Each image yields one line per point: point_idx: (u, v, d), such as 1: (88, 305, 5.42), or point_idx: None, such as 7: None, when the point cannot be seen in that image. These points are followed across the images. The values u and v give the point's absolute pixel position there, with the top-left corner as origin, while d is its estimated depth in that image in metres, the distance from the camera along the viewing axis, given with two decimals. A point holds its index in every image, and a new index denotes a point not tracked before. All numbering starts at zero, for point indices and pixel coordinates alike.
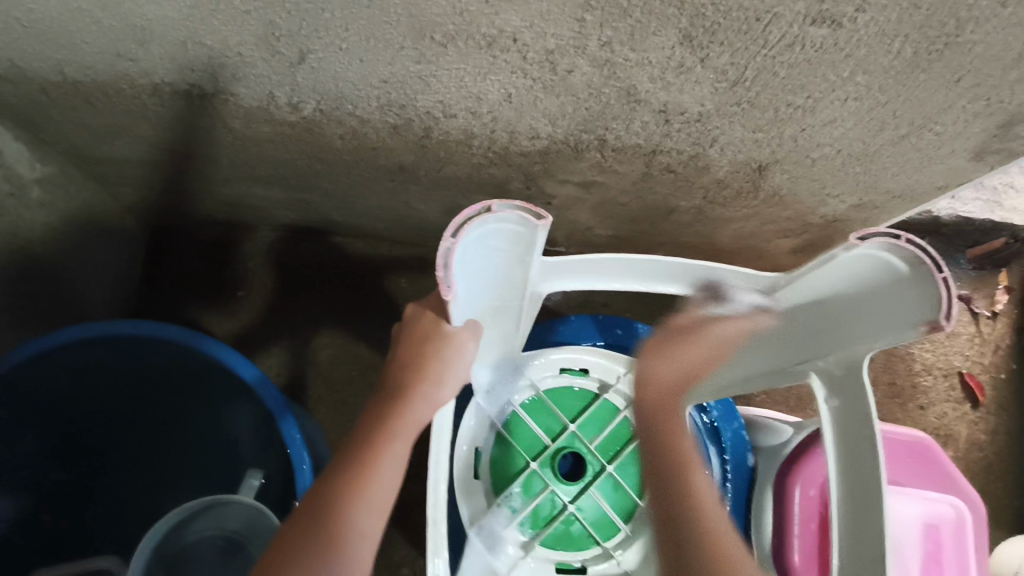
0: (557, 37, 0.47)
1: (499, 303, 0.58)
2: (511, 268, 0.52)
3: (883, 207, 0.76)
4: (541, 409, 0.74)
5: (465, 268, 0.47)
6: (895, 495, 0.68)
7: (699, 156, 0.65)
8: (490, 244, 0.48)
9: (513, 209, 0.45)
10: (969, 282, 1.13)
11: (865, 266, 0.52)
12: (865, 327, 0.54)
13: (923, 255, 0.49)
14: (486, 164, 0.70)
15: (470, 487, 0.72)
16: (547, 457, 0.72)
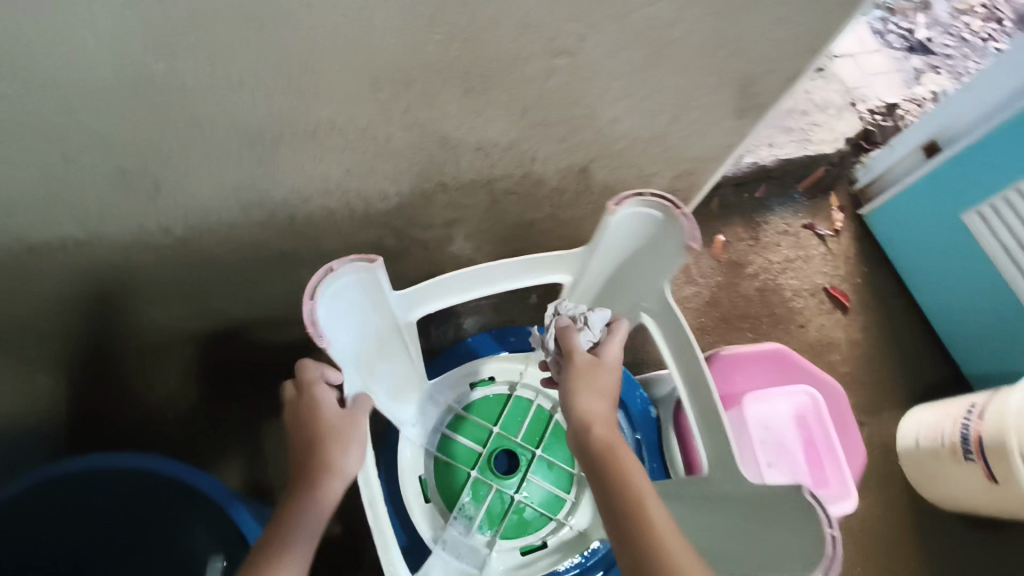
0: (365, 115, 0.57)
1: (378, 342, 0.67)
2: (370, 310, 0.62)
3: (697, 172, 0.89)
4: (465, 423, 0.79)
5: (327, 323, 0.57)
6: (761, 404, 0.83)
7: (528, 174, 0.76)
8: (342, 296, 0.58)
9: (345, 264, 0.56)
10: (808, 211, 1.31)
11: (630, 224, 0.64)
12: (658, 263, 0.66)
13: (663, 200, 0.62)
14: (356, 230, 0.79)
15: (425, 511, 0.75)
16: (483, 461, 0.77)
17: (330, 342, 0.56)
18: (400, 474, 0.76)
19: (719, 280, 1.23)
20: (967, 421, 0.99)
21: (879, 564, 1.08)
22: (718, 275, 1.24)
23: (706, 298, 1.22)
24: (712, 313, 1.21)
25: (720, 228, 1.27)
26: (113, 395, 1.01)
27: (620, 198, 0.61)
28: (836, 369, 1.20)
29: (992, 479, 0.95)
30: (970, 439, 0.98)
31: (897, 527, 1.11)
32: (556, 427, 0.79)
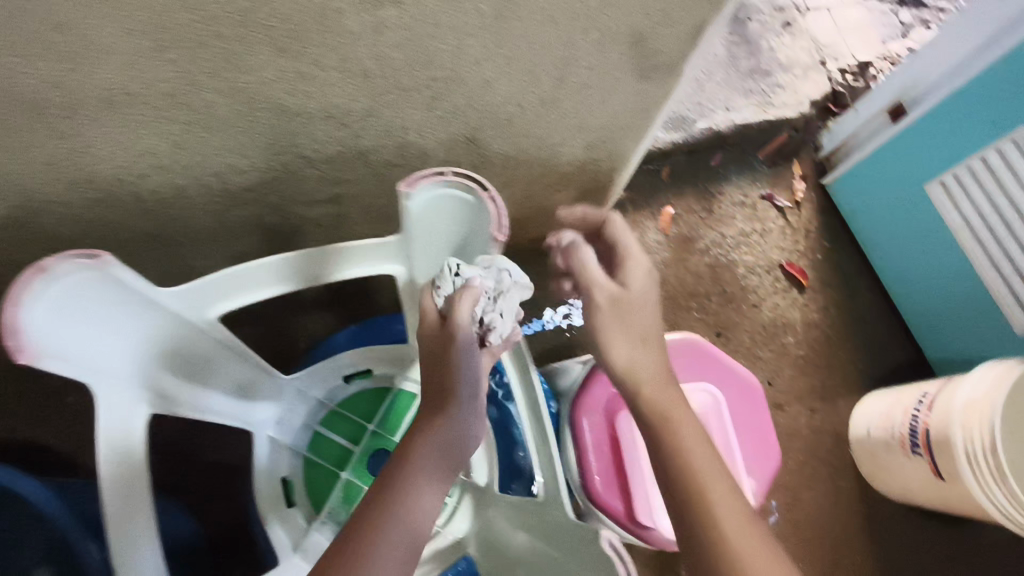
0: (167, 81, 0.49)
1: (172, 355, 0.56)
2: (130, 316, 0.50)
3: (612, 140, 0.80)
4: (341, 419, 0.74)
5: (66, 351, 0.46)
6: None
7: (406, 146, 0.69)
8: (77, 306, 0.45)
9: (68, 261, 0.43)
10: (768, 181, 1.21)
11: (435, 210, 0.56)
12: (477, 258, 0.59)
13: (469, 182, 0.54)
14: (223, 207, 0.72)
15: (282, 512, 0.69)
16: (357, 461, 0.72)
17: (51, 358, 0.44)
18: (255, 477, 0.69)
19: (667, 256, 1.14)
20: (917, 413, 0.92)
21: (823, 557, 1.02)
22: (667, 250, 1.15)
23: None
24: (657, 291, 1.13)
25: (670, 200, 1.18)
26: (9, 375, 0.92)
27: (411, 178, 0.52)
28: (789, 352, 1.13)
29: (939, 476, 0.88)
30: (917, 433, 0.91)
31: (844, 519, 1.05)
32: None
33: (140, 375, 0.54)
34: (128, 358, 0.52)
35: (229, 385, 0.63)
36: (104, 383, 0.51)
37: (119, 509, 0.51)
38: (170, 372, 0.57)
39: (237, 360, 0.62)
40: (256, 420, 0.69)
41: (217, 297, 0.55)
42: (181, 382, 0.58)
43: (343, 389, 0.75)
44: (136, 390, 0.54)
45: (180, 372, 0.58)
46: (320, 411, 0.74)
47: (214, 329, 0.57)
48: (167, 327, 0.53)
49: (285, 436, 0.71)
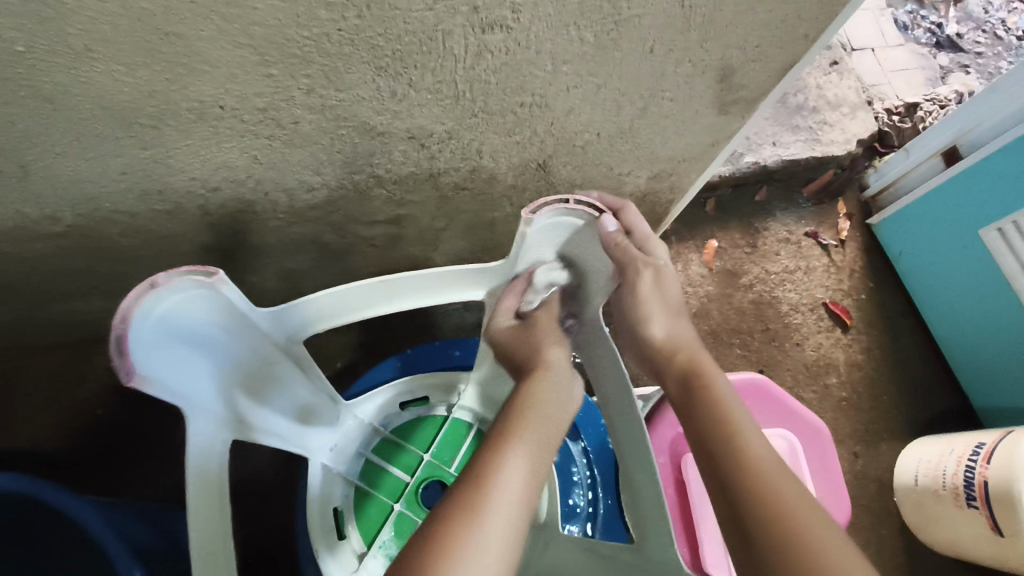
0: (261, 95, 0.48)
1: (250, 379, 0.56)
2: (222, 335, 0.50)
3: (677, 172, 0.79)
4: (394, 448, 0.75)
5: (163, 371, 0.45)
6: None
7: (477, 169, 0.67)
8: (180, 321, 0.46)
9: (182, 276, 0.44)
10: (812, 218, 1.20)
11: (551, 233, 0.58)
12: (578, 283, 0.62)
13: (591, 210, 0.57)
14: (284, 223, 0.71)
15: (333, 546, 0.69)
16: (410, 494, 0.72)
17: (155, 373, 0.44)
18: (308, 504, 0.70)
19: (710, 289, 1.13)
20: (973, 464, 0.89)
21: None
22: (709, 283, 1.14)
23: (693, 309, 1.12)
24: (699, 325, 1.11)
25: (714, 233, 1.17)
26: (64, 391, 0.94)
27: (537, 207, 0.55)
28: (831, 393, 1.10)
29: (997, 531, 0.85)
30: (974, 485, 0.88)
31: (886, 569, 1.02)
32: None
33: (222, 397, 0.53)
34: (212, 381, 0.51)
35: (293, 406, 0.64)
36: (197, 408, 0.50)
37: (200, 539, 0.48)
38: (246, 393, 0.56)
39: (305, 381, 0.63)
40: (310, 447, 0.69)
41: (300, 320, 0.55)
42: (254, 405, 0.58)
43: (398, 416, 0.76)
44: (218, 414, 0.53)
45: (253, 394, 0.57)
46: (374, 439, 0.75)
47: (292, 348, 0.58)
48: (250, 348, 0.54)
49: (339, 465, 0.72)
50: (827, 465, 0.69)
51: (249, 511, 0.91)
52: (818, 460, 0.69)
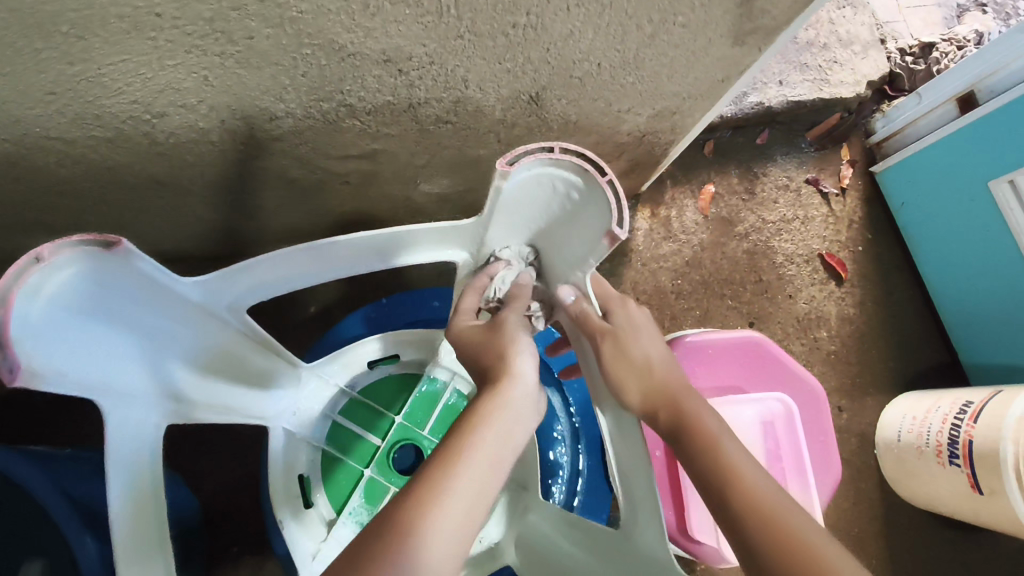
0: (204, 2, 0.41)
1: (181, 353, 0.51)
2: (137, 311, 0.45)
3: (681, 111, 0.73)
4: (359, 409, 0.73)
5: (67, 359, 0.41)
6: (730, 405, 0.64)
7: (462, 100, 0.60)
8: (77, 300, 0.40)
9: (74, 249, 0.38)
10: (814, 164, 1.14)
11: (536, 185, 0.49)
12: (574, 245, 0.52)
13: (583, 161, 0.46)
14: (246, 155, 0.63)
15: (301, 515, 0.67)
16: (382, 458, 0.71)
17: (48, 364, 0.39)
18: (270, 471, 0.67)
19: (704, 238, 1.09)
20: (959, 422, 0.88)
21: None
22: (704, 231, 1.09)
23: (685, 259, 1.07)
24: (691, 275, 1.07)
25: (711, 178, 1.11)
26: None
27: (514, 155, 0.46)
28: (821, 347, 1.08)
29: (978, 490, 0.85)
30: (958, 443, 0.87)
31: (862, 520, 1.03)
32: None
33: (150, 375, 0.49)
34: (129, 363, 0.47)
35: (242, 375, 0.59)
36: (112, 392, 0.46)
37: (127, 529, 0.46)
38: (180, 368, 0.52)
39: (254, 350, 0.58)
40: (269, 415, 0.65)
41: (235, 287, 0.50)
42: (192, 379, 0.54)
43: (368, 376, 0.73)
44: (146, 394, 0.49)
45: (190, 367, 0.53)
46: (342, 401, 0.72)
47: (236, 319, 0.53)
48: (179, 321, 0.49)
49: (306, 431, 0.69)
50: (820, 422, 0.67)
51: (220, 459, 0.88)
52: (812, 418, 0.67)
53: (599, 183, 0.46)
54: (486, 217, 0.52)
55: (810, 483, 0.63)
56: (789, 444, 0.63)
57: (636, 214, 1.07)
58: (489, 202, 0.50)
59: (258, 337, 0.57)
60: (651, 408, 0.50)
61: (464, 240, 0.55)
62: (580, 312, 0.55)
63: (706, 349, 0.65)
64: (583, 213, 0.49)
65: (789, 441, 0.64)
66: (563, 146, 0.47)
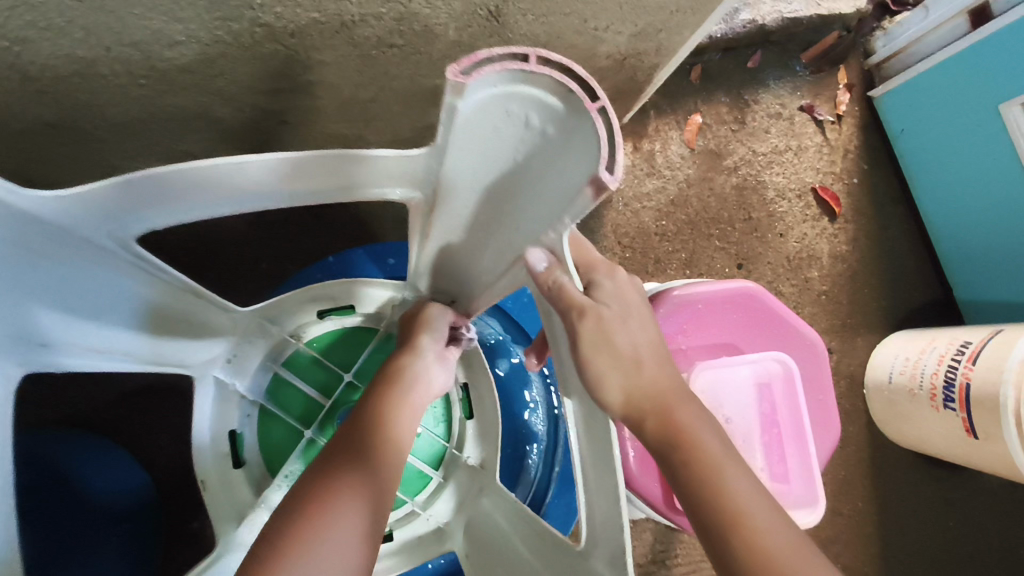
0: None
1: (55, 280, 0.39)
2: None
3: (668, 29, 0.63)
4: (308, 362, 0.59)
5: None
6: (720, 367, 0.58)
7: (406, 18, 0.50)
8: None
9: None
10: (809, 90, 1.05)
11: (500, 110, 0.35)
12: (540, 199, 0.39)
13: (567, 77, 0.33)
14: (152, 92, 0.53)
15: (229, 489, 0.54)
16: (324, 417, 0.58)
17: None
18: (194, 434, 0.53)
19: (690, 173, 1.00)
20: (956, 364, 0.84)
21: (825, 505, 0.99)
22: (690, 166, 1.00)
23: (670, 197, 0.99)
24: (676, 215, 0.99)
25: (698, 106, 1.01)
26: None
27: (473, 58, 0.32)
28: (812, 287, 1.03)
29: (973, 434, 0.82)
30: (954, 386, 0.83)
31: (850, 465, 1.00)
32: None
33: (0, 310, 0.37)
34: None
35: (149, 318, 0.47)
36: None
37: None
38: (42, 307, 0.40)
39: (163, 289, 0.45)
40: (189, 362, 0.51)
41: (124, 205, 0.36)
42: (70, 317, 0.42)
43: (318, 328, 0.59)
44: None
45: (59, 303, 0.41)
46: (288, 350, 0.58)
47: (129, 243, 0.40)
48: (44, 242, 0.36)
49: (239, 383, 0.55)
50: (818, 374, 0.61)
51: None
52: (810, 372, 0.61)
53: (586, 110, 0.33)
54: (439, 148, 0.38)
55: (807, 447, 0.58)
56: (785, 407, 0.58)
57: None
58: (440, 127, 0.35)
59: (169, 277, 0.44)
60: (637, 412, 0.43)
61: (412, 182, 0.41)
62: (552, 283, 0.42)
63: (697, 305, 0.58)
64: (560, 153, 0.36)
65: (786, 403, 0.58)
66: (541, 54, 0.33)
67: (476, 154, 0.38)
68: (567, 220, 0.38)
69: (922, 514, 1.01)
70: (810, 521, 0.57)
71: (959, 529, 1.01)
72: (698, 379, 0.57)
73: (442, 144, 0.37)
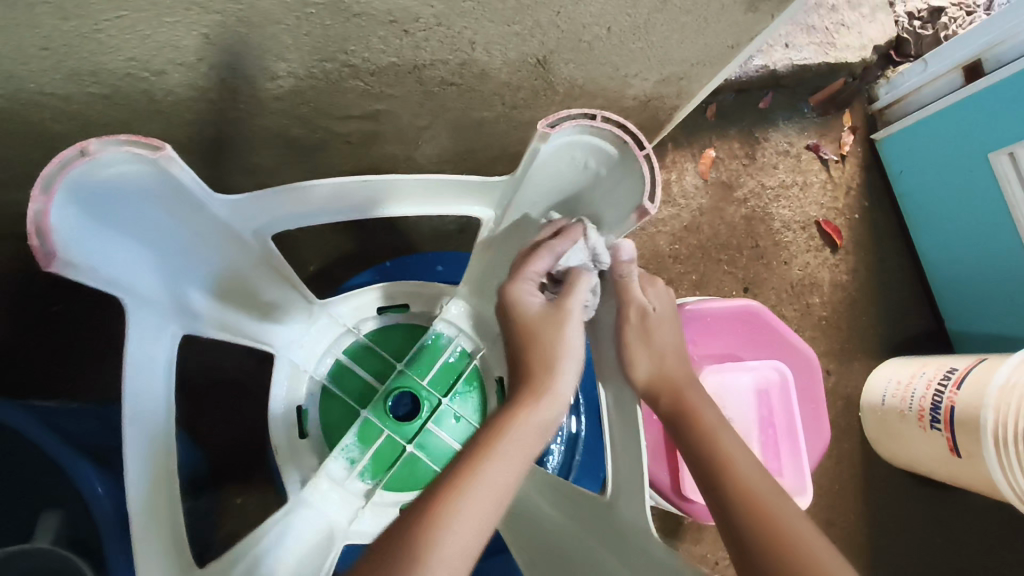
0: None
1: (209, 267, 0.52)
2: (169, 218, 0.45)
3: (689, 77, 0.72)
4: (366, 351, 0.68)
5: (90, 251, 0.41)
6: (724, 372, 0.66)
7: (468, 63, 0.59)
8: (118, 196, 0.41)
9: (122, 146, 0.38)
10: (815, 130, 1.13)
11: (568, 153, 0.47)
12: (593, 219, 0.51)
13: (622, 131, 0.44)
14: (245, 115, 0.62)
15: (295, 453, 0.65)
16: (378, 400, 0.65)
17: (82, 255, 0.40)
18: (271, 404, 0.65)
19: (703, 203, 1.09)
20: (942, 388, 0.91)
21: (819, 516, 1.06)
22: (703, 196, 1.09)
23: (683, 223, 1.08)
24: (689, 240, 1.08)
25: (713, 142, 1.10)
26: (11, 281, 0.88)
27: (558, 116, 0.43)
28: (813, 312, 1.10)
29: (956, 452, 0.89)
30: (940, 408, 0.90)
31: (843, 479, 1.07)
32: (469, 375, 0.68)
33: (165, 285, 0.49)
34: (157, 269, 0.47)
35: (259, 304, 0.59)
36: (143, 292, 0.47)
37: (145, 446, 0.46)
38: (195, 287, 0.52)
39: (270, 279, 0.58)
40: (273, 340, 0.63)
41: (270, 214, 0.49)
42: (203, 294, 0.54)
43: (374, 322, 0.69)
44: (161, 306, 0.49)
45: (205, 286, 0.53)
46: (347, 340, 0.68)
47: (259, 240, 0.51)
48: (202, 234, 0.48)
49: (307, 364, 0.66)
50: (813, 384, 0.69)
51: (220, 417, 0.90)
52: (806, 381, 0.68)
53: (637, 157, 0.44)
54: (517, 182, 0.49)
55: (800, 447, 0.65)
56: (782, 410, 0.66)
57: None
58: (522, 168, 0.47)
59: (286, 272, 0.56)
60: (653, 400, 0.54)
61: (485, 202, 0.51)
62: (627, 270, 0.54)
63: (704, 319, 0.67)
64: (613, 186, 0.48)
65: (782, 407, 0.66)
66: (604, 114, 0.45)
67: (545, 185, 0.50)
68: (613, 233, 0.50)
69: (909, 528, 1.07)
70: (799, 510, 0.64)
71: (945, 544, 1.07)
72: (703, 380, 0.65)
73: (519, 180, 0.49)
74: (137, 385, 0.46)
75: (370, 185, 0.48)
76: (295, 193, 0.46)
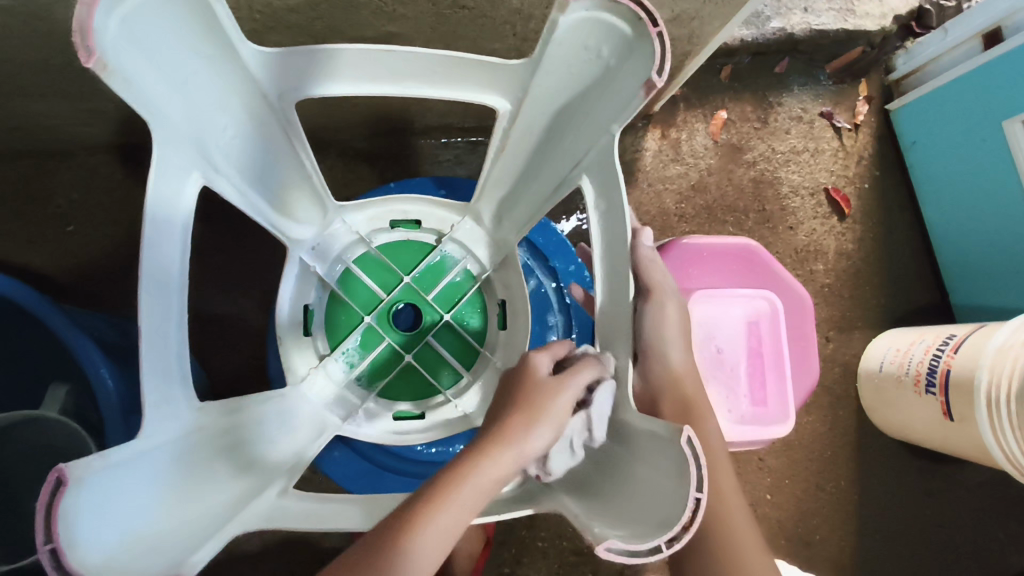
0: None
1: (233, 130, 0.57)
2: (198, 58, 0.50)
3: (701, 17, 0.72)
4: (376, 264, 0.73)
5: (128, 68, 0.45)
6: (719, 302, 0.74)
7: None
8: (157, 22, 0.46)
9: None
10: (830, 97, 1.13)
11: (586, 34, 0.50)
12: (604, 104, 0.53)
13: (638, 9, 0.47)
14: (260, 28, 0.64)
15: (299, 344, 0.70)
16: (383, 310, 0.72)
17: (120, 66, 0.44)
18: (282, 293, 0.69)
19: (712, 163, 1.09)
20: (939, 353, 0.91)
21: (809, 479, 1.07)
22: (712, 156, 1.09)
23: (691, 182, 1.08)
24: (695, 199, 1.08)
25: (725, 103, 1.10)
26: (38, 197, 0.93)
27: None
28: (816, 279, 1.10)
29: (948, 416, 0.89)
30: (936, 373, 0.90)
31: (834, 446, 1.08)
32: (469, 299, 0.74)
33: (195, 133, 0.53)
34: (188, 113, 0.52)
35: (277, 185, 0.63)
36: (172, 134, 0.50)
37: (155, 283, 0.50)
38: (221, 150, 0.57)
39: (290, 160, 0.62)
40: (292, 238, 0.68)
41: (296, 73, 0.54)
42: (230, 167, 0.58)
43: (386, 236, 0.74)
44: (190, 157, 0.53)
45: (230, 155, 0.58)
46: (357, 249, 0.73)
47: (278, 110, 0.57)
48: (229, 84, 0.53)
49: (319, 263, 0.71)
50: (799, 319, 0.76)
51: (226, 340, 0.93)
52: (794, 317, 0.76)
53: (649, 34, 0.46)
54: (535, 60, 0.52)
55: (786, 375, 0.73)
56: (770, 340, 0.73)
57: (646, 134, 1.08)
58: (541, 41, 0.50)
59: (308, 150, 0.61)
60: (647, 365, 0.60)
61: (503, 84, 0.56)
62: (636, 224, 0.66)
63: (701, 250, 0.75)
64: (627, 67, 0.50)
65: (771, 338, 0.73)
66: None
67: (560, 66, 0.53)
68: (618, 122, 0.52)
69: (898, 498, 1.08)
70: (781, 432, 0.72)
71: (935, 517, 1.08)
72: (699, 311, 0.73)
73: (538, 57, 0.52)
74: (154, 238, 0.49)
75: (390, 56, 0.53)
76: (310, 55, 0.52)
